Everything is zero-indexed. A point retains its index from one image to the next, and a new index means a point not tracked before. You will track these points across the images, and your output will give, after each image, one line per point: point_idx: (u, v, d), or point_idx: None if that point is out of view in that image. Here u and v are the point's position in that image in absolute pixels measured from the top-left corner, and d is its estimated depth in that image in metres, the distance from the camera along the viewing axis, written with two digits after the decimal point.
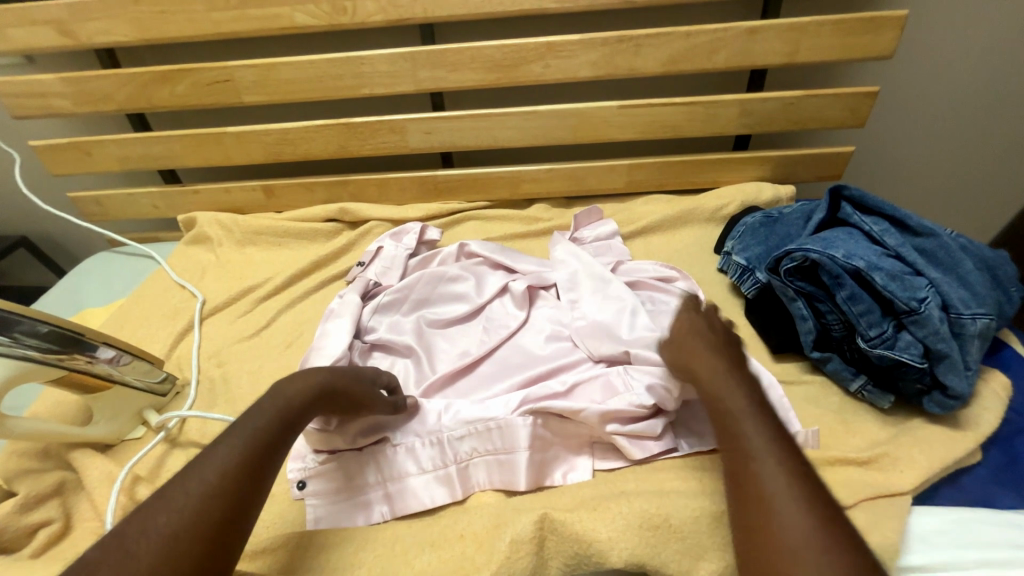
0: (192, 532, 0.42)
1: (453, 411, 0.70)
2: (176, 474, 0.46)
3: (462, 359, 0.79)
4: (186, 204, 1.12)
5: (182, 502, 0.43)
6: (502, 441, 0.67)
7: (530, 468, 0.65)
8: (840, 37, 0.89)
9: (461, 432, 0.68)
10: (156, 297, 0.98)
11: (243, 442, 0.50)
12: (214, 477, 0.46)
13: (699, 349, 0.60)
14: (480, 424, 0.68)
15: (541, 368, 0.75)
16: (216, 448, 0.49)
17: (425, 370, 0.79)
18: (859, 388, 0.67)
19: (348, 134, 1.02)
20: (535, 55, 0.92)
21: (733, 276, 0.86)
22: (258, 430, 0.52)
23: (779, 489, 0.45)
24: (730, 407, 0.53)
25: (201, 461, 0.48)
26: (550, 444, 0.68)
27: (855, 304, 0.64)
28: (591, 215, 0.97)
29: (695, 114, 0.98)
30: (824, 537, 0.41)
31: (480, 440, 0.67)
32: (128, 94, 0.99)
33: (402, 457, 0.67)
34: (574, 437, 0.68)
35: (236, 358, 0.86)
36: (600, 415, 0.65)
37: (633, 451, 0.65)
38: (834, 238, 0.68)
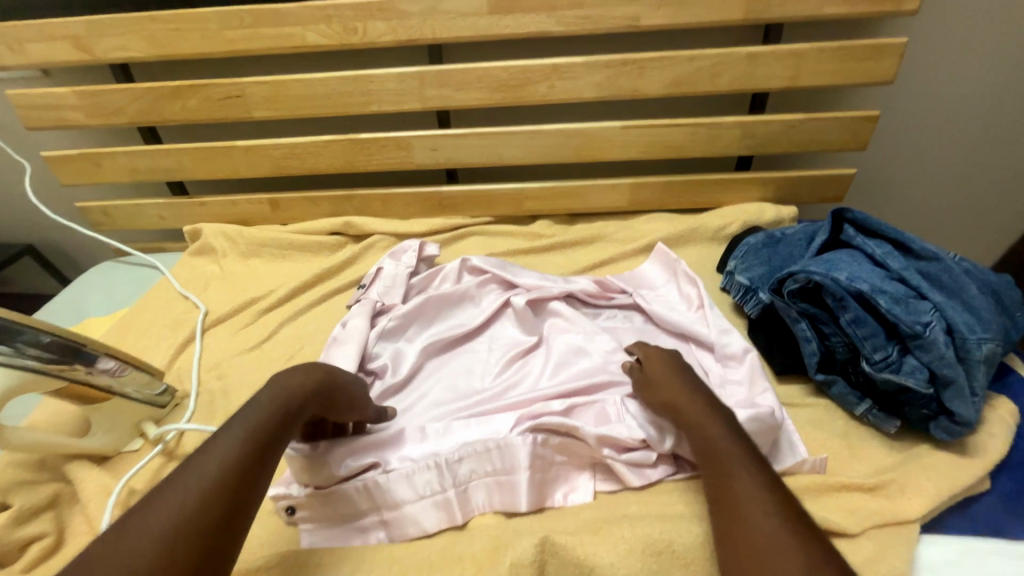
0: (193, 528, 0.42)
1: (453, 435, 0.70)
2: (178, 466, 0.46)
3: (461, 386, 0.79)
4: (192, 215, 1.13)
5: (185, 496, 0.43)
6: (501, 461, 0.66)
7: (532, 489, 0.65)
8: (840, 63, 0.91)
9: (458, 454, 0.66)
10: (160, 307, 0.99)
11: (245, 437, 0.50)
12: (217, 471, 0.46)
13: (679, 388, 0.63)
14: (478, 445, 0.67)
15: (553, 389, 0.74)
16: (218, 443, 0.49)
17: (426, 395, 0.79)
18: (864, 412, 0.66)
19: (355, 150, 1.03)
20: (540, 76, 0.94)
21: (735, 296, 0.87)
22: (259, 423, 0.52)
23: (755, 511, 0.47)
24: (709, 434, 0.56)
25: (203, 455, 0.47)
26: (550, 463, 0.67)
27: (859, 327, 0.63)
28: (659, 256, 0.94)
29: (697, 135, 0.99)
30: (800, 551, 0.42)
31: (478, 461, 0.66)
32: (141, 107, 1.01)
33: (397, 484, 0.65)
34: (576, 456, 0.68)
35: (237, 370, 0.86)
36: (597, 437, 0.66)
37: (630, 477, 0.65)
38: (838, 260, 0.68)
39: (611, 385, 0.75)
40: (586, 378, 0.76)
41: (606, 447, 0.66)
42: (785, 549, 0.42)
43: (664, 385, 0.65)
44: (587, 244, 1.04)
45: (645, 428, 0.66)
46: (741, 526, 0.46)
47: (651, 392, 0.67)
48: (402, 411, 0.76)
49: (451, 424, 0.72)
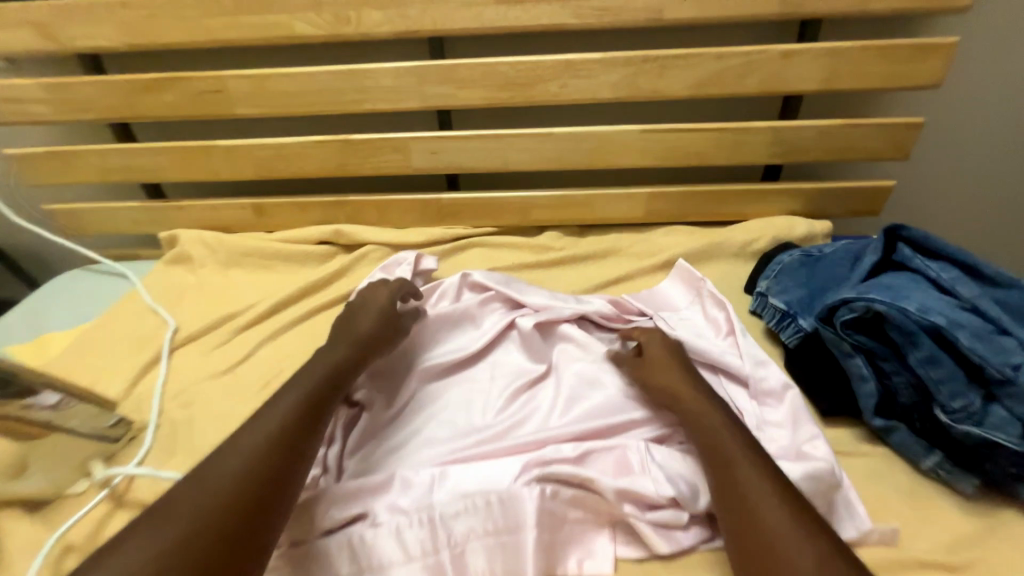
0: (223, 525, 0.48)
1: (450, 481, 0.60)
2: (185, 487, 0.51)
3: (454, 420, 0.69)
4: (169, 221, 1.04)
5: (212, 499, 0.50)
6: (505, 518, 0.56)
7: (539, 552, 0.54)
8: (884, 63, 0.82)
9: (455, 508, 0.57)
10: (125, 322, 0.89)
11: (264, 440, 0.55)
12: (220, 492, 0.50)
13: (673, 379, 0.64)
14: (479, 498, 0.57)
15: (557, 430, 0.64)
16: (235, 448, 0.54)
17: (413, 429, 0.68)
18: (933, 466, 0.56)
19: (347, 152, 0.94)
20: (551, 73, 0.85)
21: (769, 322, 0.76)
22: (260, 439, 0.55)
23: (759, 503, 0.49)
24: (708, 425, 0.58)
25: (224, 459, 0.53)
26: (563, 521, 0.57)
27: (933, 368, 0.54)
28: (679, 273, 0.84)
29: (723, 141, 0.90)
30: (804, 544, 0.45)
31: (476, 518, 0.57)
32: (112, 102, 0.92)
33: (382, 543, 0.55)
34: (592, 512, 0.58)
35: (205, 397, 0.76)
36: (616, 491, 0.57)
37: (657, 542, 0.55)
38: (901, 286, 0.59)
39: (632, 426, 0.66)
40: (601, 418, 0.66)
41: (626, 502, 0.57)
42: (789, 542, 0.46)
43: (663, 375, 0.65)
44: (600, 259, 0.94)
45: (673, 483, 0.58)
46: (748, 520, 0.49)
47: (648, 373, 0.67)
48: (382, 450, 0.66)
49: (445, 468, 0.62)
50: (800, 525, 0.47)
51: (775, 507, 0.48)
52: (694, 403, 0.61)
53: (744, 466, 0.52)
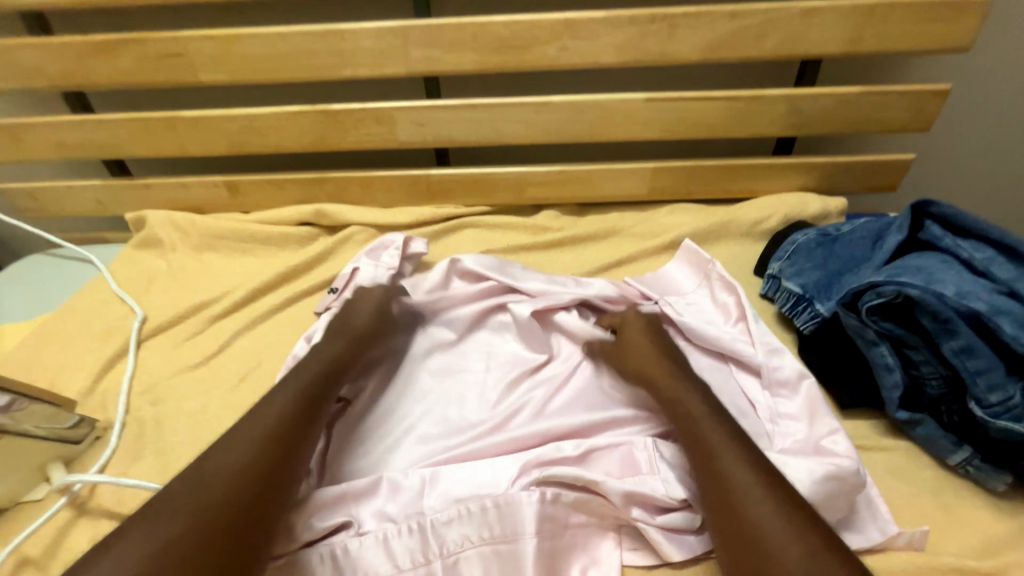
0: (224, 527, 0.43)
1: (442, 486, 0.56)
2: (176, 482, 0.45)
3: (448, 416, 0.64)
4: (135, 200, 0.96)
5: (209, 497, 0.44)
6: (501, 526, 0.52)
7: (540, 559, 0.51)
8: (912, 24, 0.75)
9: (448, 515, 0.53)
10: (88, 312, 0.82)
11: (264, 433, 0.50)
12: (220, 491, 0.45)
13: (654, 361, 0.61)
14: (472, 504, 0.53)
15: (552, 425, 0.60)
16: (233, 441, 0.49)
17: (402, 425, 0.63)
18: (962, 462, 0.53)
19: (326, 123, 0.86)
20: (549, 34, 0.77)
21: (781, 306, 0.71)
22: (263, 434, 0.50)
23: (747, 493, 0.45)
24: (688, 412, 0.54)
25: (220, 453, 0.48)
26: (564, 526, 0.53)
27: (970, 358, 0.50)
28: (686, 253, 0.78)
29: (734, 111, 0.83)
30: (799, 536, 0.41)
31: (470, 526, 0.52)
32: (61, 67, 0.82)
33: (371, 553, 0.51)
34: (596, 515, 0.54)
35: (178, 393, 0.70)
36: (624, 495, 0.52)
37: (667, 549, 0.51)
38: (933, 268, 0.54)
39: (636, 422, 0.62)
40: (603, 413, 0.62)
41: (633, 506, 0.53)
42: (781, 535, 0.41)
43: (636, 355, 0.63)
44: (601, 239, 0.88)
45: (683, 485, 0.54)
46: (737, 515, 0.44)
47: (625, 359, 0.64)
48: (367, 448, 0.62)
49: (437, 470, 0.57)
50: (789, 515, 0.42)
51: (764, 497, 0.44)
52: (677, 387, 0.57)
53: (727, 454, 0.48)
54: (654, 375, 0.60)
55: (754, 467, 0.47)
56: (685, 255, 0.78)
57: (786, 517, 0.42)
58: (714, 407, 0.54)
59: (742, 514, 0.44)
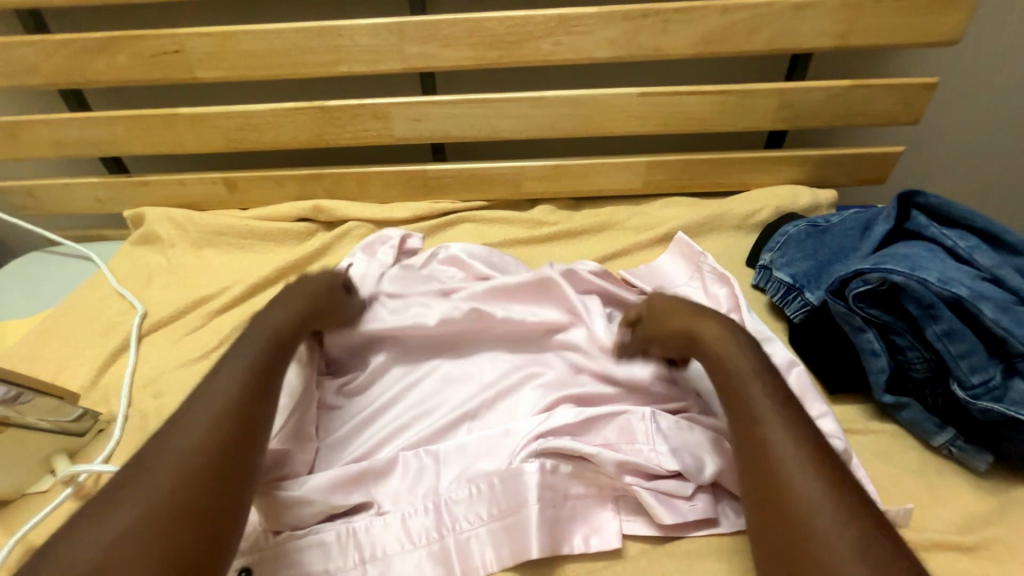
0: (192, 507, 0.41)
1: (450, 465, 0.59)
2: (133, 464, 0.43)
3: (427, 395, 0.66)
4: (134, 198, 0.96)
5: (171, 478, 0.42)
6: (507, 499, 0.54)
7: (544, 529, 0.53)
8: (900, 17, 0.76)
9: (462, 493, 0.56)
10: (88, 308, 0.82)
11: (219, 411, 0.47)
12: (179, 472, 0.42)
13: (696, 321, 0.59)
14: (481, 481, 0.56)
15: (553, 396, 0.63)
16: (184, 424, 0.46)
17: (405, 404, 0.66)
18: (946, 443, 0.55)
19: (322, 119, 0.87)
20: (543, 30, 0.78)
21: (772, 296, 0.72)
22: (220, 412, 0.47)
23: (792, 466, 0.43)
24: (734, 377, 0.52)
25: (173, 437, 0.45)
26: (565, 497, 0.55)
27: (953, 341, 0.51)
28: (678, 246, 0.80)
29: (726, 105, 0.85)
30: (842, 513, 0.40)
31: (480, 504, 0.55)
32: (58, 65, 0.83)
33: (388, 528, 0.54)
34: (594, 486, 0.57)
35: (178, 386, 0.71)
36: (617, 465, 0.55)
37: (660, 512, 0.54)
38: (919, 256, 0.55)
39: (629, 397, 0.64)
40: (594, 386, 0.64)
41: (628, 474, 0.56)
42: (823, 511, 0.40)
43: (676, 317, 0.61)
44: (596, 233, 0.89)
45: (676, 456, 0.56)
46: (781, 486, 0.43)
47: (659, 322, 0.62)
48: (371, 427, 0.64)
49: (441, 450, 0.60)
50: (837, 493, 0.41)
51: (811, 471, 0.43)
52: (725, 346, 0.55)
53: (770, 426, 0.47)
54: (693, 335, 0.58)
55: (801, 440, 0.45)
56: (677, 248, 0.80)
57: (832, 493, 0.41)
58: (761, 371, 0.52)
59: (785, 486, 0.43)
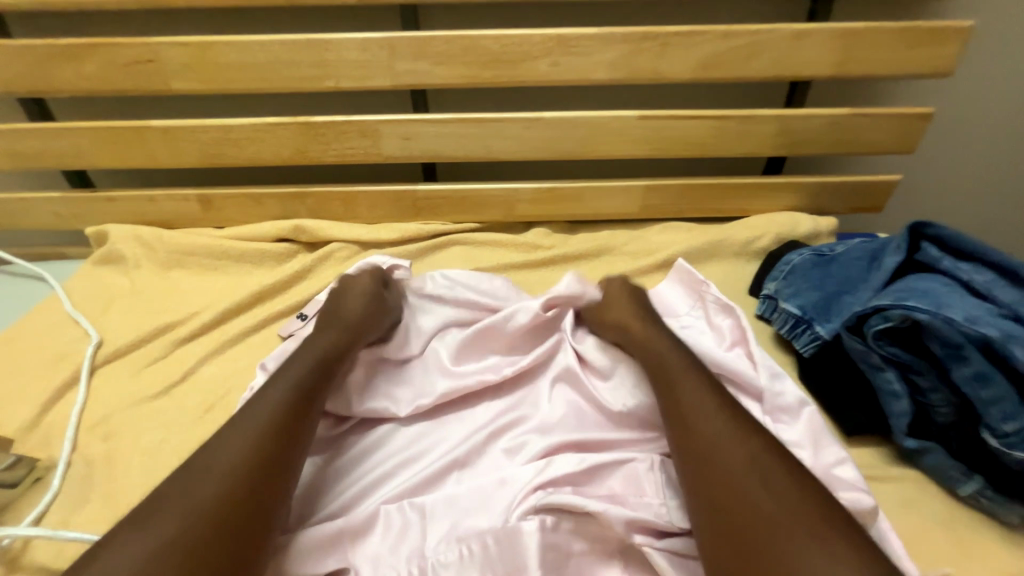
0: (224, 516, 0.42)
1: (440, 523, 0.53)
2: (174, 476, 0.44)
3: (406, 434, 0.61)
4: (97, 214, 0.89)
5: (203, 494, 0.42)
6: (505, 561, 0.49)
7: None
8: (897, 48, 0.76)
9: (453, 556, 0.50)
10: (37, 335, 0.74)
11: (255, 431, 0.48)
12: (212, 489, 0.43)
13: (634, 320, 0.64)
14: (473, 543, 0.50)
15: (552, 440, 0.58)
16: (223, 443, 0.46)
17: (386, 445, 0.60)
18: (974, 493, 0.51)
19: (307, 136, 0.82)
20: (540, 49, 0.75)
21: (779, 328, 0.69)
22: (256, 429, 0.48)
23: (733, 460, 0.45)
24: (678, 381, 0.54)
25: (213, 451, 0.46)
26: (569, 556, 0.50)
27: (983, 385, 0.48)
28: (678, 273, 0.75)
29: (726, 130, 0.83)
30: (786, 501, 0.41)
31: (472, 568, 0.49)
32: (19, 72, 0.77)
33: None
34: (598, 541, 0.51)
35: (133, 427, 0.64)
36: (625, 522, 0.50)
37: (675, 575, 0.48)
38: (939, 291, 0.53)
39: (633, 440, 0.59)
40: (595, 429, 0.60)
41: (639, 531, 0.50)
42: (764, 502, 0.41)
43: (615, 310, 0.67)
44: (593, 258, 0.85)
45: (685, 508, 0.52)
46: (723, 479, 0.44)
47: (603, 314, 0.68)
48: (357, 475, 0.58)
49: (427, 505, 0.54)
50: (782, 483, 0.42)
51: (753, 463, 0.44)
52: (660, 345, 0.60)
53: (710, 424, 0.48)
54: (632, 330, 0.64)
55: (742, 434, 0.46)
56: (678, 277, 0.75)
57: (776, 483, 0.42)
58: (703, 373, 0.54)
59: (728, 479, 0.44)
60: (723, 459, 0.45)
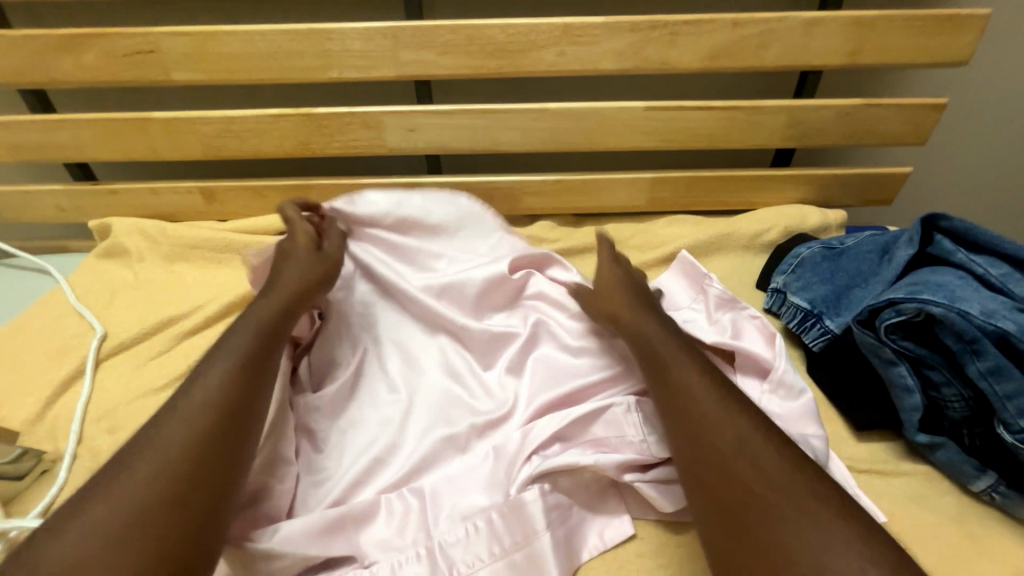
0: (168, 498, 0.39)
1: (446, 502, 0.54)
2: (109, 467, 0.41)
3: (387, 411, 0.61)
4: (100, 206, 0.88)
5: (139, 482, 0.39)
6: (513, 534, 0.50)
7: (559, 550, 0.50)
8: (912, 37, 0.74)
9: (459, 533, 0.51)
10: (41, 328, 0.74)
11: (197, 408, 0.45)
12: (147, 476, 0.40)
13: (623, 301, 0.61)
14: (478, 518, 0.51)
15: (534, 406, 0.59)
16: (162, 424, 0.44)
17: (373, 427, 0.60)
18: (987, 489, 0.51)
19: (311, 128, 0.81)
20: (547, 39, 0.74)
21: (787, 322, 0.68)
22: (196, 411, 0.45)
23: (733, 450, 0.43)
24: (671, 366, 0.51)
25: (148, 436, 0.43)
26: (570, 508, 0.53)
27: (998, 380, 0.47)
28: (681, 265, 0.74)
29: (735, 122, 0.81)
30: (792, 492, 0.39)
31: (479, 544, 0.50)
32: (19, 62, 0.76)
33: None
34: (592, 483, 0.54)
35: (138, 420, 0.63)
36: (618, 466, 0.53)
37: (663, 503, 0.52)
38: (954, 285, 0.52)
39: (606, 387, 0.61)
40: (571, 382, 0.61)
41: (631, 474, 0.53)
42: (771, 494, 0.40)
43: (603, 292, 0.64)
44: None
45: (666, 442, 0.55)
46: (723, 470, 0.43)
47: (594, 296, 0.64)
48: (346, 448, 0.58)
49: (430, 485, 0.55)
50: (789, 473, 0.41)
51: (755, 453, 0.42)
52: (646, 325, 0.57)
53: (707, 412, 0.46)
54: (619, 312, 0.60)
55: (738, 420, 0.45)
56: (679, 269, 0.74)
57: (781, 473, 0.41)
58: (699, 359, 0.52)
59: (731, 471, 0.42)
60: (722, 451, 0.43)
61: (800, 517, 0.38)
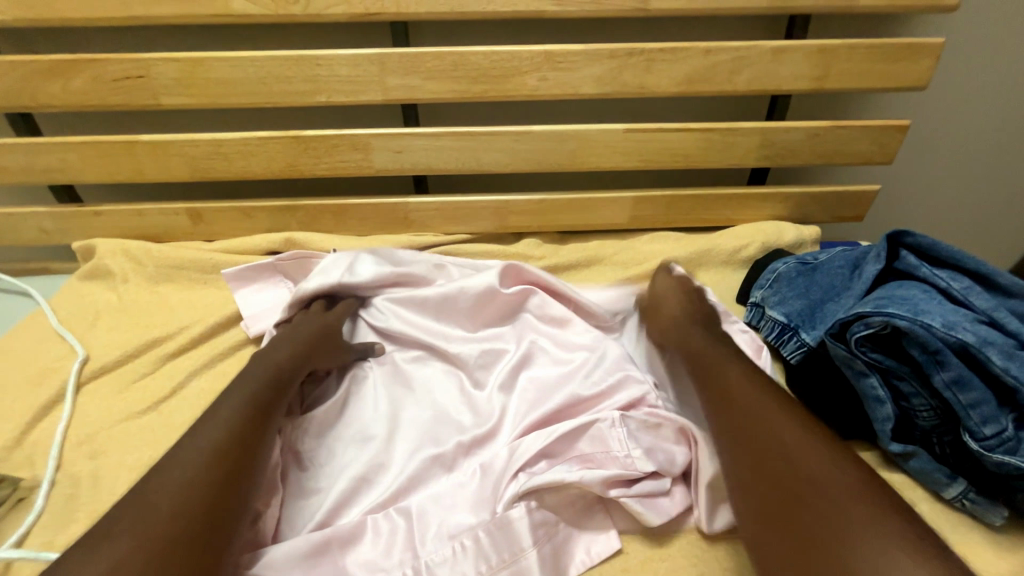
0: (179, 530, 0.40)
1: (433, 522, 0.54)
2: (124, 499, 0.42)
3: (372, 430, 0.61)
4: (85, 228, 0.88)
5: (156, 514, 0.40)
6: (500, 553, 0.51)
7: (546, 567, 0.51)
8: (873, 64, 0.79)
9: (446, 554, 0.51)
10: (20, 352, 0.73)
11: (216, 441, 0.46)
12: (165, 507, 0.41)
13: (693, 334, 0.65)
14: (466, 537, 0.51)
15: (523, 423, 0.59)
16: (176, 459, 0.45)
17: (359, 445, 0.60)
18: (958, 496, 0.52)
19: (298, 150, 0.82)
20: (529, 65, 0.77)
21: (767, 335, 0.71)
22: (214, 444, 0.46)
23: (793, 470, 0.44)
24: (727, 391, 0.53)
25: (163, 470, 0.44)
26: (557, 525, 0.53)
27: (961, 390, 0.49)
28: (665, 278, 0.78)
29: (711, 143, 0.85)
30: (854, 508, 0.40)
31: (466, 564, 0.50)
32: (5, 87, 0.76)
33: None
34: (577, 501, 0.55)
35: (120, 444, 0.63)
36: (603, 481, 0.53)
37: (648, 516, 0.53)
38: (917, 298, 0.54)
39: (590, 402, 0.61)
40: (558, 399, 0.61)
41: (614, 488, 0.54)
42: (832, 510, 0.41)
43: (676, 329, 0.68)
44: (584, 268, 0.86)
45: (650, 456, 0.56)
46: (784, 489, 0.44)
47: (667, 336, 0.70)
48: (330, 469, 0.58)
49: (417, 504, 0.55)
50: (847, 492, 0.42)
51: (813, 472, 0.44)
52: (713, 348, 0.61)
53: (766, 436, 0.47)
54: (688, 341, 0.65)
55: (795, 442, 0.46)
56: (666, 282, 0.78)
57: (840, 490, 0.42)
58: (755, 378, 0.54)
59: (793, 489, 0.43)
60: (781, 471, 0.45)
61: (859, 532, 0.39)
